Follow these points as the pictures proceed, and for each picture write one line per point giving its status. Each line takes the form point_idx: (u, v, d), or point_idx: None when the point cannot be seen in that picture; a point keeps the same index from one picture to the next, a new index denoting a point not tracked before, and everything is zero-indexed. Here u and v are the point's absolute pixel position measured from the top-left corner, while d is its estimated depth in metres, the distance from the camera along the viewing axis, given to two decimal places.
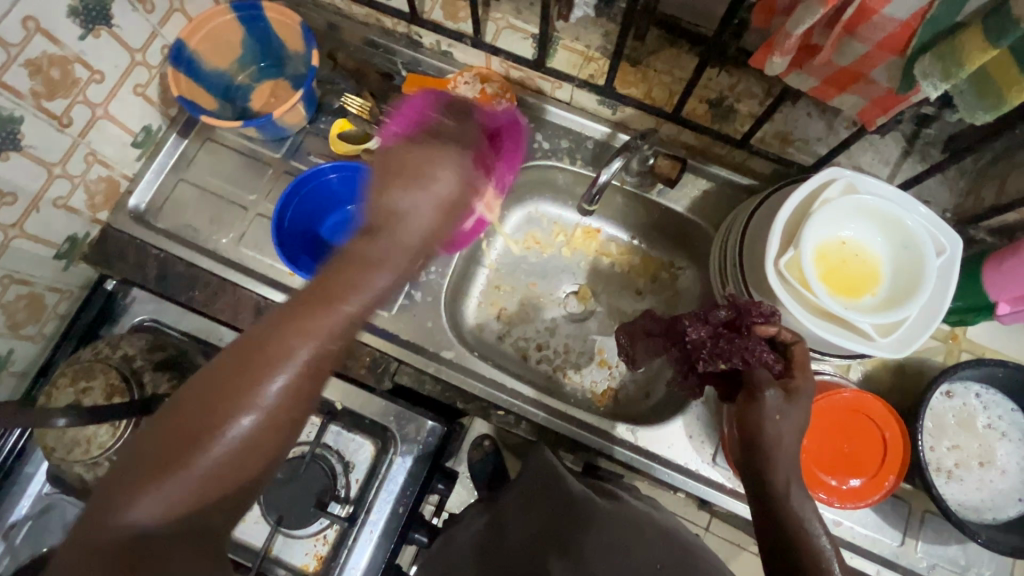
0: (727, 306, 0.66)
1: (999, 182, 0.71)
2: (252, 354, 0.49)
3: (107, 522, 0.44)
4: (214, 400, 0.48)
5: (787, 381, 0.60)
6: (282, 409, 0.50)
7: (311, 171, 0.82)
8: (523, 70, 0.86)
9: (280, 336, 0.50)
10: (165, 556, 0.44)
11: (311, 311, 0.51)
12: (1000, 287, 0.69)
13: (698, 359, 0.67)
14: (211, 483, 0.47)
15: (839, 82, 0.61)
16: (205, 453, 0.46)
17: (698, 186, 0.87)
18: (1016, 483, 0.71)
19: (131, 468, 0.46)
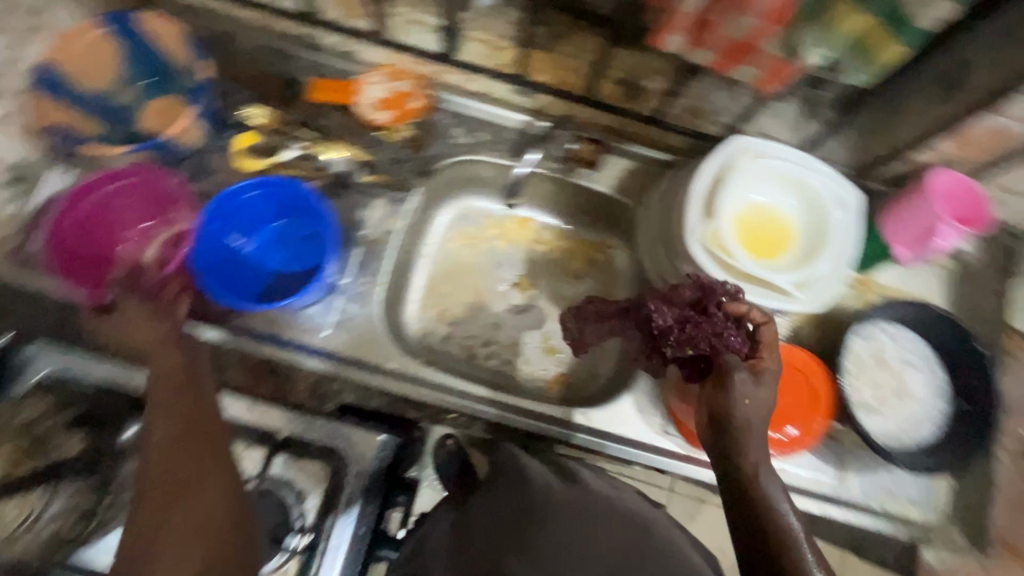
0: (692, 285, 0.67)
1: (887, 135, 0.77)
2: (165, 452, 0.55)
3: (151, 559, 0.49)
4: (158, 500, 0.52)
5: (755, 361, 0.62)
6: (217, 471, 0.56)
7: (228, 193, 0.76)
8: (433, 65, 0.84)
9: (176, 398, 0.60)
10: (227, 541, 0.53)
11: (183, 382, 0.62)
12: (896, 234, 0.75)
13: (666, 343, 0.68)
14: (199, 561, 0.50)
15: (734, 55, 0.63)
16: (182, 487, 0.54)
17: (620, 165, 0.89)
18: (928, 408, 0.78)
19: (144, 519, 0.51)
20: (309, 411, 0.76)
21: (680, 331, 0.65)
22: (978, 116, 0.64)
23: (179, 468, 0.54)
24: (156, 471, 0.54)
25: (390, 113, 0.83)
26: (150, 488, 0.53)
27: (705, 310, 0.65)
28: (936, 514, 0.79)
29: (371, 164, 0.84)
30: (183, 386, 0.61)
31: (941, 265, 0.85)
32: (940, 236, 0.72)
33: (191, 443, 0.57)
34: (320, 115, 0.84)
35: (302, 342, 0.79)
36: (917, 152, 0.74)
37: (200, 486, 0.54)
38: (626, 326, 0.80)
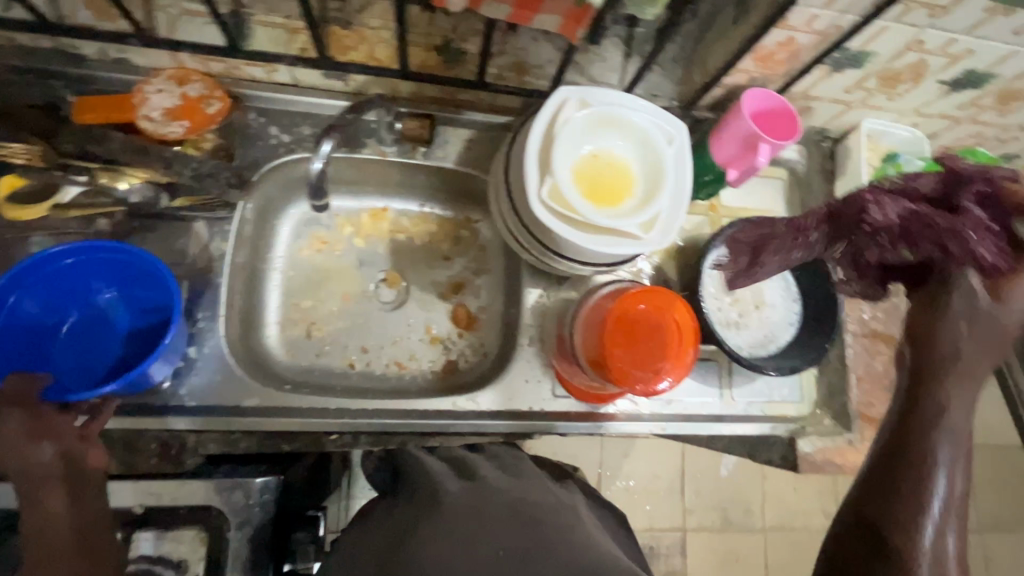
0: (932, 178, 0.57)
1: (702, 63, 0.78)
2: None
3: None
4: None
5: (999, 279, 0.49)
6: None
7: (37, 258, 0.64)
8: (224, 60, 0.74)
9: (54, 517, 0.57)
10: None
11: (59, 487, 0.58)
12: (723, 155, 0.77)
13: (875, 242, 0.58)
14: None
15: (528, 4, 0.60)
16: None
17: (461, 137, 0.85)
18: (782, 311, 0.84)
19: None
20: (166, 476, 0.68)
21: (903, 223, 0.55)
22: (769, 33, 0.66)
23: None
24: None
25: (186, 123, 0.71)
26: None
27: (942, 204, 0.56)
28: (807, 406, 0.86)
29: (173, 187, 0.73)
30: (62, 505, 0.58)
31: (774, 176, 0.92)
32: (760, 153, 0.73)
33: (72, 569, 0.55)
34: (95, 140, 0.70)
35: (138, 402, 0.69)
36: (729, 76, 0.75)
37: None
38: (794, 243, 0.69)
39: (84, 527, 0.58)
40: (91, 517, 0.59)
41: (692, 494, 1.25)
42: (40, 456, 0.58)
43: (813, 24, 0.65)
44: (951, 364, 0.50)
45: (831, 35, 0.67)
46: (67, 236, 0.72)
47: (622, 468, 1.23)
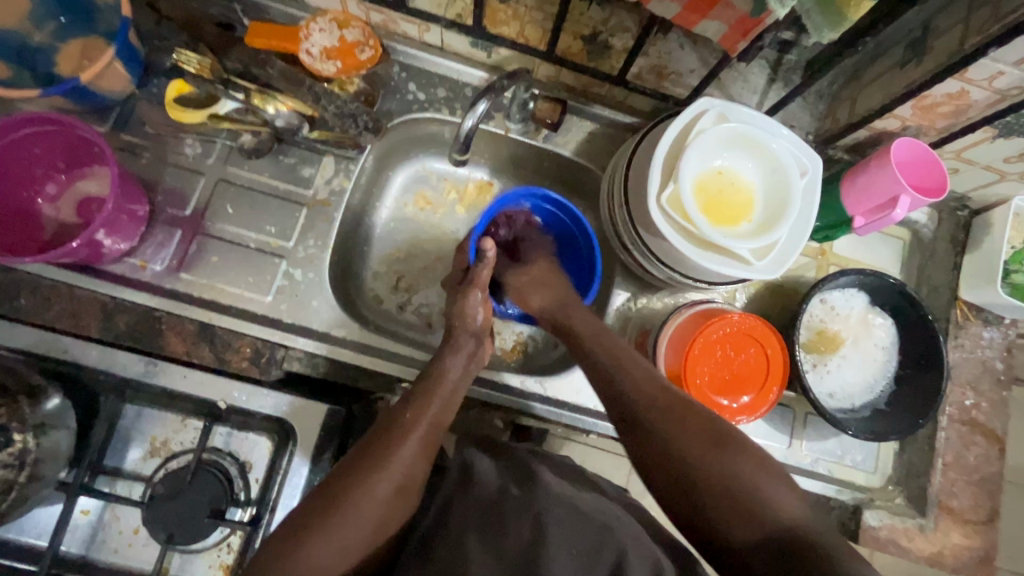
0: None
1: (851, 102, 0.75)
2: (383, 440, 0.61)
3: (362, 494, 0.57)
4: (356, 476, 0.58)
5: None
6: (406, 476, 0.60)
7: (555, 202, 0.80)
8: (384, 12, 0.77)
9: (439, 377, 0.68)
10: (388, 516, 0.58)
11: (462, 353, 0.71)
12: (855, 202, 0.73)
13: None
14: (358, 547, 0.56)
15: (700, 8, 0.58)
16: (404, 458, 0.60)
17: (583, 128, 0.85)
18: (877, 365, 0.81)
19: (365, 461, 0.59)
20: (248, 380, 0.72)
21: None
22: (942, 82, 0.62)
23: (388, 458, 0.59)
24: (389, 430, 0.62)
25: (338, 63, 0.76)
26: (381, 443, 0.61)
27: None
28: (880, 478, 0.82)
29: (315, 120, 0.76)
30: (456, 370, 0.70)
31: (895, 235, 0.87)
32: (898, 207, 0.69)
33: (415, 444, 0.62)
34: (260, 64, 0.75)
35: (240, 309, 0.73)
36: (880, 119, 0.72)
37: (387, 481, 0.58)
38: None
39: (437, 421, 0.65)
40: (445, 419, 0.66)
41: None
42: (455, 361, 0.70)
43: (994, 82, 0.61)
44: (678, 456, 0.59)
45: (1010, 97, 0.62)
46: (213, 144, 0.77)
47: (644, 496, 1.15)
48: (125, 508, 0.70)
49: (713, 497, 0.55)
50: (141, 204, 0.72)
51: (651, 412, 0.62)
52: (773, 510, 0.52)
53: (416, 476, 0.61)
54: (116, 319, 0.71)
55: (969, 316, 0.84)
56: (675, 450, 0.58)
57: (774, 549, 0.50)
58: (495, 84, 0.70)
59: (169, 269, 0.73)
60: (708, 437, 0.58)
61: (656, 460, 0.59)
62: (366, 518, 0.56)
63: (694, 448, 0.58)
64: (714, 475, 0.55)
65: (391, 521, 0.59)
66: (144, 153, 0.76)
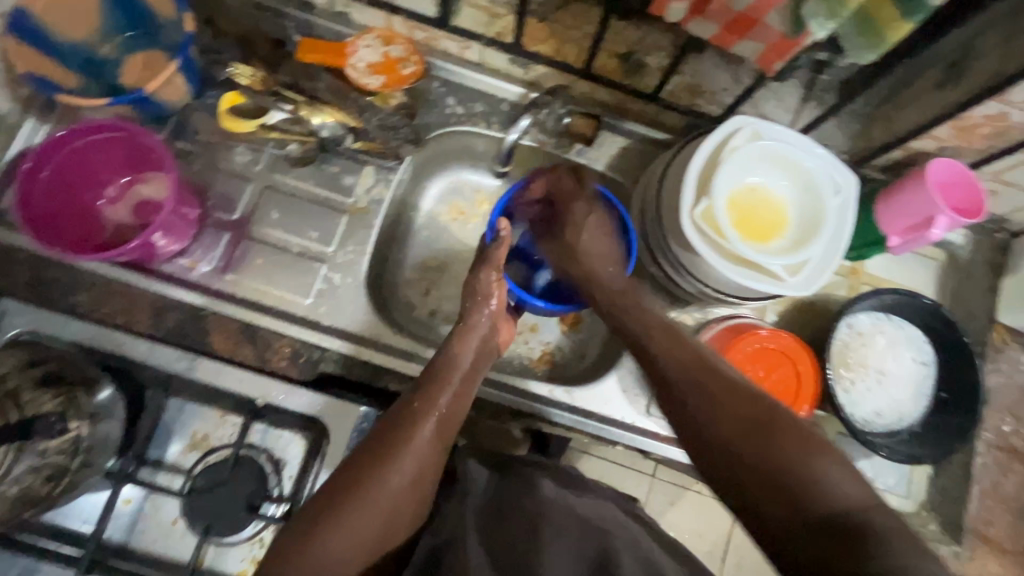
0: None
1: (887, 122, 0.75)
2: (393, 433, 0.61)
3: (375, 480, 0.58)
4: (366, 470, 0.58)
5: None
6: (420, 465, 0.60)
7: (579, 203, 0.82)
8: (428, 30, 0.81)
9: (455, 357, 0.69)
10: (398, 504, 0.58)
11: (474, 334, 0.71)
12: (890, 220, 0.73)
13: None
14: (374, 536, 0.56)
15: (738, 28, 0.60)
16: (416, 449, 0.60)
17: (616, 143, 0.87)
18: (916, 383, 0.79)
19: (379, 449, 0.60)
20: (287, 381, 0.74)
21: None
22: (982, 103, 0.63)
23: (404, 445, 0.60)
24: (401, 416, 0.63)
25: (382, 78, 0.80)
26: (392, 430, 0.61)
27: None
28: (913, 504, 0.78)
29: (358, 130, 0.79)
30: (471, 351, 0.70)
31: (931, 256, 0.86)
32: (936, 226, 0.69)
33: (425, 436, 0.62)
34: (308, 78, 0.80)
35: (282, 310, 0.76)
36: (917, 139, 0.72)
37: (398, 475, 0.58)
38: None
39: (448, 411, 0.65)
40: (458, 409, 0.66)
41: (733, 565, 1.12)
42: (468, 350, 0.70)
43: None
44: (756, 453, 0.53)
45: None
46: (261, 152, 0.81)
47: (664, 517, 1.12)
48: (164, 499, 0.73)
49: (754, 480, 0.53)
50: (194, 208, 0.75)
51: (705, 395, 0.59)
52: (827, 496, 0.50)
53: (431, 466, 0.61)
54: (166, 317, 0.74)
55: (1007, 340, 0.83)
56: (720, 431, 0.56)
57: (820, 534, 0.48)
58: (537, 101, 0.78)
59: (216, 270, 0.76)
60: (751, 417, 0.56)
61: (696, 438, 0.58)
62: (380, 507, 0.57)
63: (736, 428, 0.55)
64: (752, 455, 0.54)
65: (407, 504, 0.59)
66: (198, 160, 0.80)
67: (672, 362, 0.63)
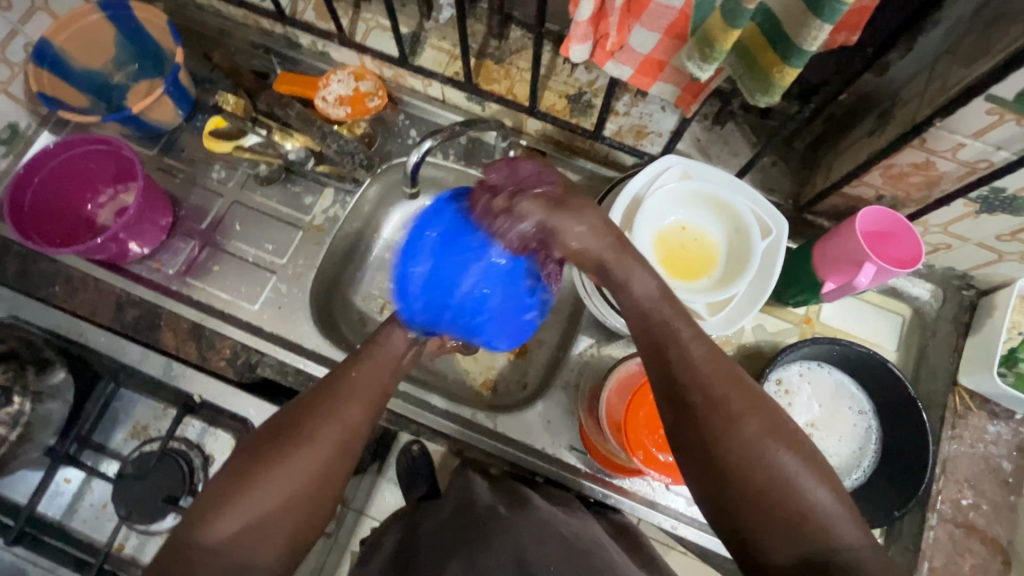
0: None
1: (828, 168, 0.74)
2: (318, 401, 0.58)
3: (292, 447, 0.55)
4: (283, 432, 0.56)
5: None
6: (347, 432, 0.58)
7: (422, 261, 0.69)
8: (394, 68, 0.88)
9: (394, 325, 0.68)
10: (310, 461, 0.55)
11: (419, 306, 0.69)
12: (825, 265, 0.70)
13: None
14: (283, 509, 0.54)
15: (650, 71, 0.61)
16: (338, 416, 0.58)
17: (566, 179, 0.88)
18: (854, 434, 0.76)
19: (301, 419, 0.57)
20: (223, 380, 0.78)
21: None
22: (901, 149, 0.61)
23: (330, 413, 0.58)
24: (331, 385, 0.61)
25: (348, 109, 0.87)
26: (317, 396, 0.59)
27: None
28: None
29: (320, 155, 0.87)
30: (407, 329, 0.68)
31: (896, 311, 0.82)
32: (862, 274, 0.66)
33: (357, 403, 0.59)
34: (282, 106, 0.86)
35: (229, 314, 0.82)
36: (853, 187, 0.71)
37: (309, 456, 0.55)
38: None
39: (383, 383, 0.63)
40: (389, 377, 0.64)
41: None
42: (381, 359, 0.65)
43: (958, 153, 0.59)
44: (771, 490, 0.47)
45: (978, 167, 0.59)
46: (235, 171, 0.89)
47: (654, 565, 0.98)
48: (100, 483, 0.78)
49: (765, 516, 0.47)
50: (167, 217, 0.84)
51: (712, 418, 0.49)
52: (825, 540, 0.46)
53: (352, 441, 0.58)
54: (126, 311, 0.81)
55: (970, 406, 0.76)
56: (746, 471, 0.47)
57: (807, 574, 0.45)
58: (449, 128, 0.75)
59: (178, 273, 0.83)
60: (753, 423, 0.48)
61: (701, 466, 0.49)
62: (298, 478, 0.54)
63: (762, 459, 0.47)
64: (754, 495, 0.47)
65: (332, 476, 0.57)
66: (180, 174, 0.88)
67: (699, 384, 0.50)
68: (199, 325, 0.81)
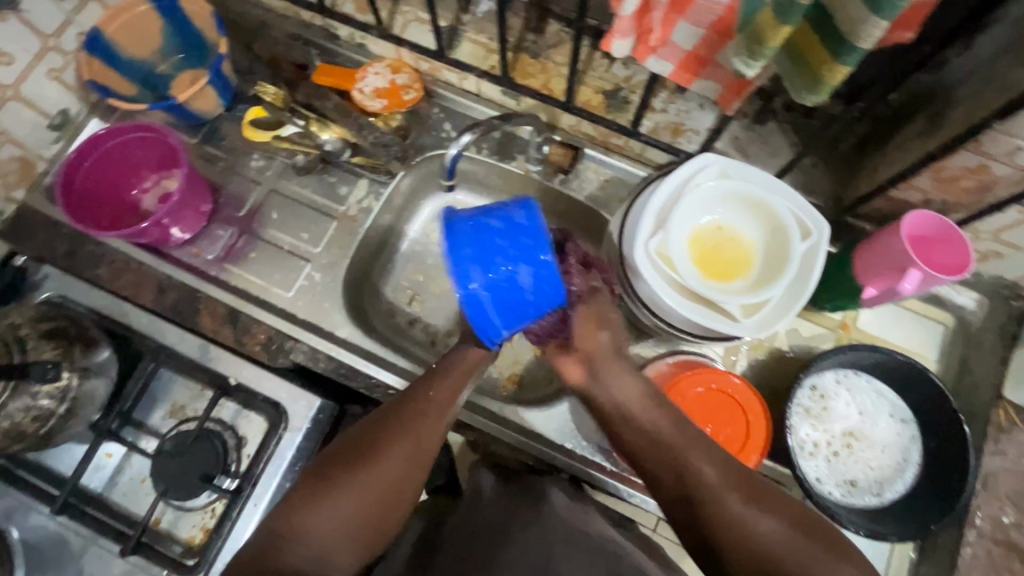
0: None
1: (872, 170, 0.72)
2: (395, 420, 0.64)
3: (371, 463, 0.61)
4: (365, 446, 0.62)
5: None
6: (419, 452, 0.63)
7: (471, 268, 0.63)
8: (430, 61, 0.88)
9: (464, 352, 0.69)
10: (385, 478, 0.61)
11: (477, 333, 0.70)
12: (867, 270, 0.68)
13: None
14: (360, 519, 0.60)
15: (692, 67, 0.60)
16: (412, 436, 0.63)
17: (600, 175, 0.88)
18: (895, 444, 0.74)
19: (380, 437, 0.63)
20: (258, 364, 0.81)
21: None
22: (955, 152, 0.59)
23: (406, 433, 0.63)
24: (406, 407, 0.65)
25: (385, 101, 0.88)
26: (396, 416, 0.64)
27: None
28: None
29: (356, 146, 0.87)
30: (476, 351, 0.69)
31: (935, 319, 0.80)
32: (907, 280, 0.64)
33: (429, 425, 0.64)
34: (320, 97, 0.89)
35: (265, 300, 0.84)
36: (899, 190, 0.68)
37: (381, 472, 0.61)
38: None
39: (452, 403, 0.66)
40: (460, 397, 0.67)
41: None
42: (448, 381, 0.67)
43: (1015, 157, 0.56)
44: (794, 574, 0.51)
45: None
46: (273, 160, 0.90)
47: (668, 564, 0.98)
48: (139, 459, 0.80)
49: None
50: (207, 203, 0.86)
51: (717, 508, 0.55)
52: None
53: (418, 461, 0.63)
54: (167, 294, 0.83)
55: (1014, 421, 0.73)
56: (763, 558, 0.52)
57: None
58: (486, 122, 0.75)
59: (217, 258, 0.86)
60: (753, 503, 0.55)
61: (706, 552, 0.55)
62: (373, 495, 0.60)
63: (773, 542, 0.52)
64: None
65: (403, 493, 0.62)
66: (220, 162, 0.91)
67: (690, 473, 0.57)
68: (236, 310, 0.83)
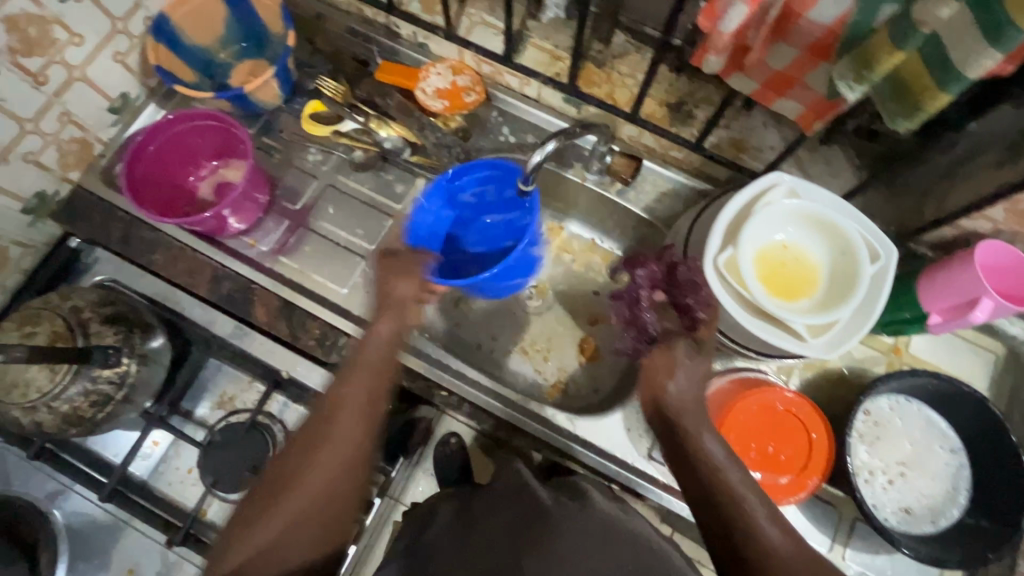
0: None
1: (940, 197, 0.73)
2: (318, 423, 0.62)
3: (295, 473, 0.60)
4: (295, 456, 0.61)
5: None
6: (347, 452, 0.61)
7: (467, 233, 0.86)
8: (494, 65, 0.88)
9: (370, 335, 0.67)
10: (316, 484, 0.60)
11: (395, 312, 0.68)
12: (932, 298, 0.69)
13: None
14: (301, 528, 0.58)
15: (778, 86, 0.61)
16: (322, 441, 0.61)
17: (657, 188, 0.89)
18: (947, 472, 0.75)
19: (301, 445, 0.61)
20: (312, 359, 0.81)
21: None
22: None
23: (318, 436, 0.61)
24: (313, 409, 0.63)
25: (446, 102, 0.88)
26: (310, 421, 0.63)
27: None
28: None
29: (417, 146, 0.89)
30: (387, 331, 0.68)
31: (987, 348, 0.81)
32: (978, 309, 0.64)
33: (344, 422, 0.62)
34: (381, 95, 0.90)
35: (318, 295, 0.84)
36: (969, 219, 0.69)
37: (304, 479, 0.59)
38: None
39: (375, 394, 0.65)
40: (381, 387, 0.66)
41: None
42: (360, 374, 0.65)
43: None
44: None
45: None
46: (330, 155, 0.90)
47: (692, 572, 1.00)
48: (187, 448, 0.80)
49: None
50: (264, 193, 0.85)
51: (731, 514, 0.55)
52: None
53: (348, 462, 0.61)
54: (221, 284, 0.83)
55: None
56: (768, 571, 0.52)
57: None
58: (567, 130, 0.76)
59: (271, 251, 0.85)
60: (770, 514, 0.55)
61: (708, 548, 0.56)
62: (318, 503, 0.59)
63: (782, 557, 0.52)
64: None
65: (338, 495, 0.61)
66: (277, 154, 0.90)
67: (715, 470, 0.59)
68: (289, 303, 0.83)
